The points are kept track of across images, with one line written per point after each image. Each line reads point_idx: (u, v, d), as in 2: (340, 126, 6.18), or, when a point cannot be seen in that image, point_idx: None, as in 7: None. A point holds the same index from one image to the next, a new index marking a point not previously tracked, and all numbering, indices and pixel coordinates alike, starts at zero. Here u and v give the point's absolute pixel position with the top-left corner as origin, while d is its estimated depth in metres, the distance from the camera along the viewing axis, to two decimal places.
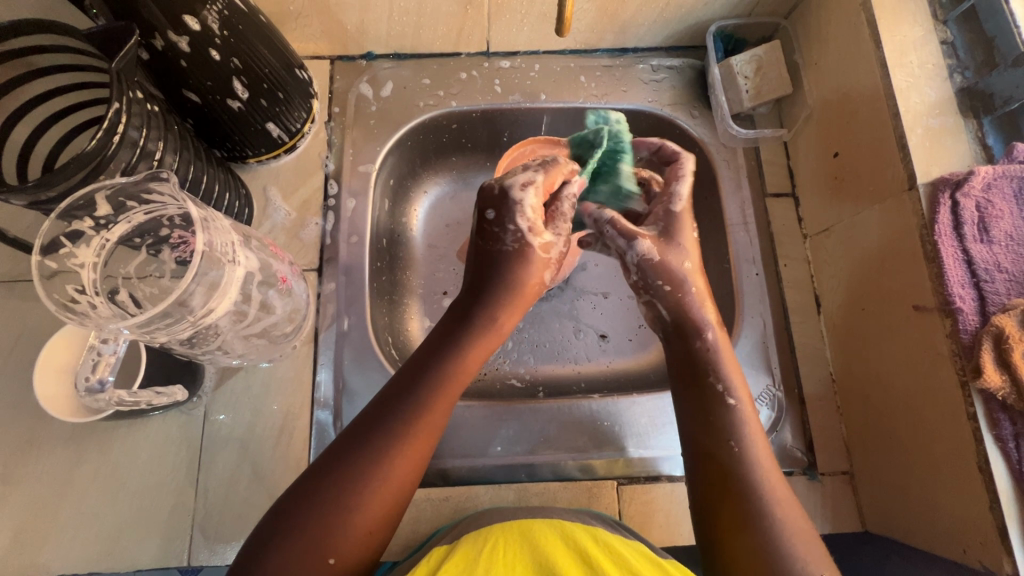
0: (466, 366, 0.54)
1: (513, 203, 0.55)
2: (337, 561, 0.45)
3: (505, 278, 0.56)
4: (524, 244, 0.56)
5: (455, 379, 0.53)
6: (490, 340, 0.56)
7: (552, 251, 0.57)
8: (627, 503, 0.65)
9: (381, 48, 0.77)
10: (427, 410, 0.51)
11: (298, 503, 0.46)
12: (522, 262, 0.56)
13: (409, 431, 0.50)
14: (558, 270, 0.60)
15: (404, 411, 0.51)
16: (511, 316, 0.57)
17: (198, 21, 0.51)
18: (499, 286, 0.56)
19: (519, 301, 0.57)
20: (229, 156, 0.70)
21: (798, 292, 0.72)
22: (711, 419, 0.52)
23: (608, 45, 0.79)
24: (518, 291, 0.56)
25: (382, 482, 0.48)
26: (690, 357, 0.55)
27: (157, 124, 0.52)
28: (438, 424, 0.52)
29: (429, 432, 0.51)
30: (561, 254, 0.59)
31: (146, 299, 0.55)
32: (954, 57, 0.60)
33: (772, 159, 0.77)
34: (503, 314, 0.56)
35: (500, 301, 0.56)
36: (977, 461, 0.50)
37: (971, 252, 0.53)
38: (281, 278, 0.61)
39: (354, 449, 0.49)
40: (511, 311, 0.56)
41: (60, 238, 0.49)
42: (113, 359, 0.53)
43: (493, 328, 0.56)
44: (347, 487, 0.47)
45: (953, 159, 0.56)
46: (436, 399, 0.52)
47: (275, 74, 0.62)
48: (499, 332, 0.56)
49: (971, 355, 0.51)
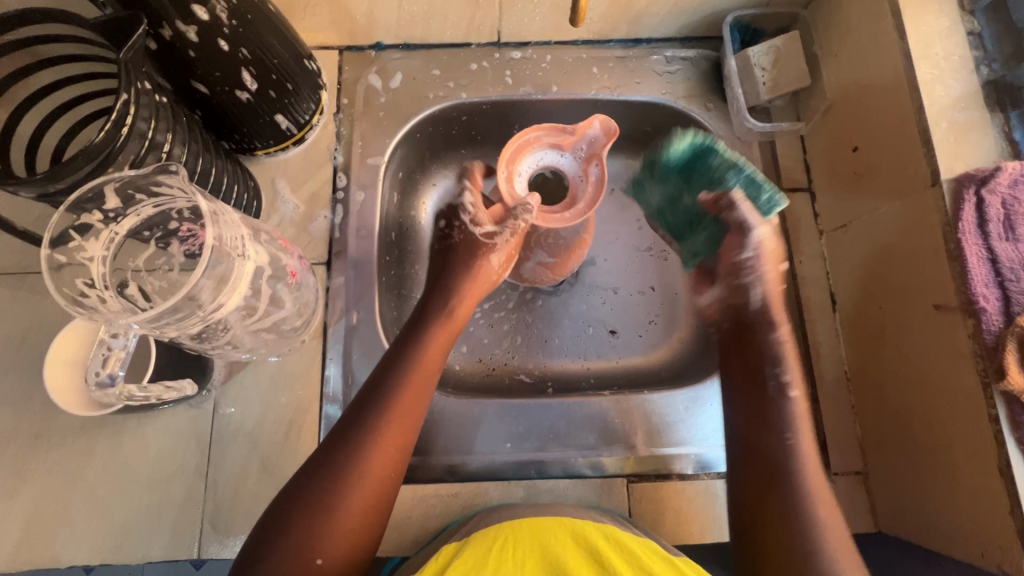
0: (431, 355, 0.58)
1: (457, 208, 0.68)
2: (324, 562, 0.46)
3: (459, 266, 0.65)
4: (470, 236, 0.66)
5: (423, 365, 0.56)
6: (449, 326, 0.61)
7: (494, 239, 0.65)
8: (638, 500, 0.65)
9: (391, 39, 0.76)
10: (404, 401, 0.54)
11: (311, 495, 0.48)
12: (469, 251, 0.66)
13: (387, 422, 0.52)
14: (507, 258, 0.66)
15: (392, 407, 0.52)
16: (466, 301, 0.63)
17: (207, 10, 0.50)
18: (455, 273, 0.64)
19: (473, 286, 0.64)
20: (238, 148, 0.69)
21: (814, 289, 0.71)
22: (763, 412, 0.57)
23: (622, 36, 0.78)
24: (469, 274, 0.64)
25: (371, 478, 0.49)
26: (756, 349, 0.61)
27: (166, 115, 0.51)
28: (415, 412, 0.54)
29: (407, 417, 0.53)
30: (503, 242, 0.65)
31: (155, 293, 0.55)
32: (981, 49, 0.58)
33: (788, 153, 0.76)
34: (455, 303, 0.62)
35: (451, 289, 0.63)
36: (999, 465, 0.49)
37: (995, 250, 0.51)
38: (290, 272, 0.60)
39: (348, 447, 0.50)
40: (464, 298, 0.63)
41: (69, 231, 0.48)
42: (123, 354, 0.54)
43: (447, 318, 0.61)
44: (340, 485, 0.48)
45: (978, 154, 0.55)
46: (407, 389, 0.54)
47: (284, 64, 0.61)
48: (455, 317, 0.61)
49: (994, 355, 0.49)
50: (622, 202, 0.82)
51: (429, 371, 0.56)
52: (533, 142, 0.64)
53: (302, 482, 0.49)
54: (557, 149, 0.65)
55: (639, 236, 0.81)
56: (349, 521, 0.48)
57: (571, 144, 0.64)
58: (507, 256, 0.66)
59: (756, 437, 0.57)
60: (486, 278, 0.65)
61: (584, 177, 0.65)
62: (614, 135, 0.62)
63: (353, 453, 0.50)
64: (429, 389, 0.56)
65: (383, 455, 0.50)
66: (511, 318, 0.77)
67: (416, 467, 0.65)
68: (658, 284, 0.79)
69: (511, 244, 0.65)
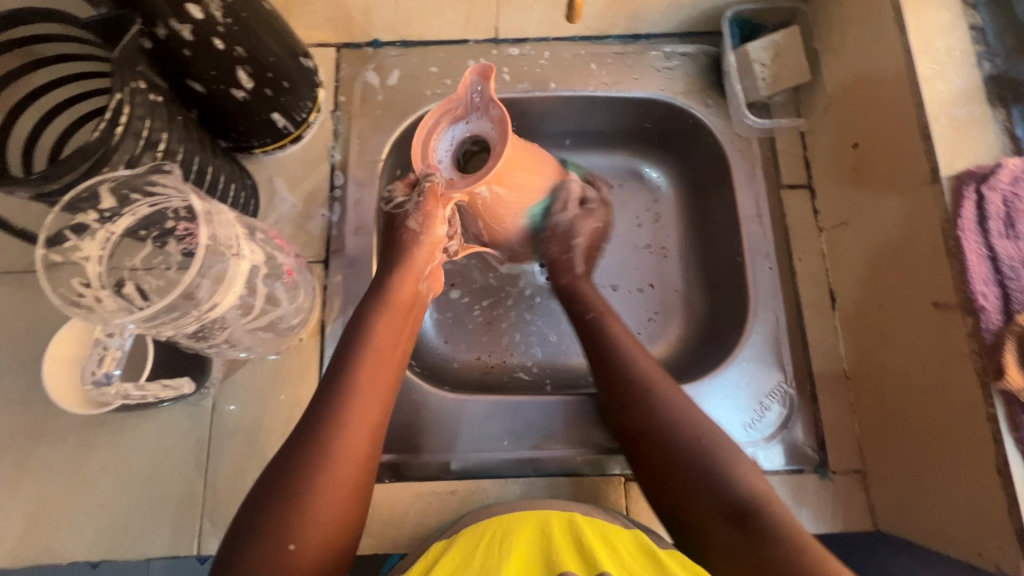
0: (381, 337, 0.56)
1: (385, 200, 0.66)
2: (296, 547, 0.45)
3: (394, 244, 0.62)
4: (391, 216, 0.63)
5: (381, 348, 0.56)
6: (394, 304, 0.59)
7: (405, 206, 0.61)
8: (634, 498, 0.65)
9: (388, 36, 0.76)
10: (365, 387, 0.53)
11: (291, 492, 0.46)
12: (394, 227, 0.63)
13: (351, 411, 0.51)
14: (425, 219, 0.60)
15: (353, 401, 0.51)
16: (399, 275, 0.60)
17: (202, 9, 0.50)
18: (389, 251, 0.62)
19: (408, 259, 0.61)
20: (235, 147, 0.69)
21: (813, 287, 0.71)
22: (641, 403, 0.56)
23: (620, 31, 0.77)
24: (400, 246, 0.61)
25: (335, 465, 0.48)
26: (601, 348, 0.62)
27: (161, 114, 0.52)
28: (377, 403, 0.53)
29: (371, 401, 0.52)
30: (414, 207, 0.60)
31: (153, 291, 0.55)
32: (983, 43, 0.57)
33: (788, 150, 0.75)
34: (391, 279, 0.60)
35: (389, 265, 0.61)
36: (996, 465, 0.49)
37: (996, 247, 0.50)
38: (286, 272, 0.60)
39: (331, 441, 0.49)
40: (400, 272, 0.60)
41: (64, 231, 0.48)
42: (119, 353, 0.55)
43: (386, 294, 0.59)
44: (315, 483, 0.47)
45: (980, 151, 0.54)
46: (361, 376, 0.53)
47: (280, 62, 0.61)
48: (395, 294, 0.59)
49: (993, 355, 0.49)
50: (621, 200, 0.82)
51: (392, 360, 0.56)
52: (432, 123, 0.58)
53: (279, 474, 0.48)
54: (458, 119, 0.59)
55: (638, 234, 0.81)
56: (329, 508, 0.47)
57: (466, 107, 0.58)
58: (424, 216, 0.60)
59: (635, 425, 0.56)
60: (416, 246, 0.61)
61: (492, 124, 0.57)
62: (490, 73, 0.56)
63: (335, 447, 0.49)
64: (393, 378, 0.55)
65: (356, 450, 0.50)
66: (509, 316, 0.77)
67: (413, 465, 0.65)
68: (657, 282, 0.79)
69: (423, 206, 0.59)
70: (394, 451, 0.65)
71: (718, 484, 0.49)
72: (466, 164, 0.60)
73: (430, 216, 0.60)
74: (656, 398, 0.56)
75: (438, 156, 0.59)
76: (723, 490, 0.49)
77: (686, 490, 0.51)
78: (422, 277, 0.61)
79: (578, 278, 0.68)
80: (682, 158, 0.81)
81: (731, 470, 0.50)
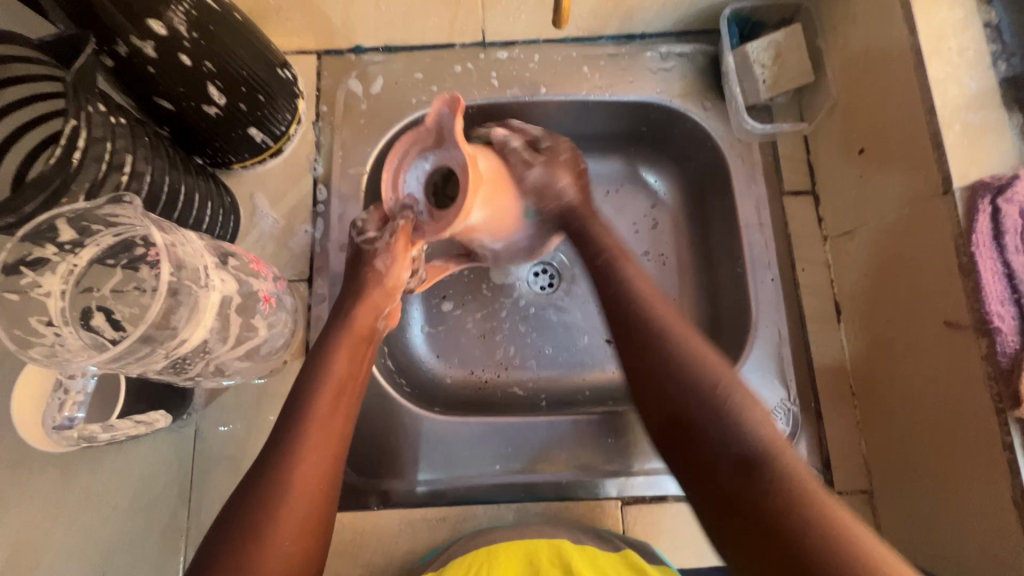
0: (342, 368, 0.54)
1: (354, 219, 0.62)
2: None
3: (354, 276, 0.60)
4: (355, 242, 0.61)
5: (336, 391, 0.52)
6: (355, 335, 0.56)
7: (376, 242, 0.59)
8: (632, 522, 0.62)
9: (371, 42, 0.73)
10: (324, 414, 0.51)
11: (263, 534, 0.44)
12: (359, 257, 0.60)
13: (311, 442, 0.49)
14: (391, 258, 0.59)
15: (301, 448, 0.48)
16: (362, 306, 0.58)
17: (164, 24, 0.48)
18: (350, 282, 0.60)
19: (366, 293, 0.58)
20: (212, 163, 0.67)
21: (818, 298, 0.68)
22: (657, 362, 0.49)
23: (614, 31, 0.74)
24: (360, 283, 0.59)
25: (298, 494, 0.46)
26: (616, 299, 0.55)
27: (123, 134, 0.49)
28: (334, 429, 0.51)
29: (328, 423, 0.50)
30: (384, 245, 0.59)
31: (124, 321, 0.49)
32: (998, 42, 0.53)
33: (791, 154, 0.72)
34: (354, 308, 0.57)
35: (352, 294, 0.58)
36: (1012, 496, 0.46)
37: (1012, 264, 0.47)
38: (263, 296, 0.58)
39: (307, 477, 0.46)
40: (360, 303, 0.58)
41: (21, 265, 0.44)
42: (83, 395, 0.50)
43: (350, 323, 0.57)
44: (261, 545, 0.44)
45: (995, 158, 0.50)
46: (323, 401, 0.51)
47: (254, 76, 0.58)
48: (357, 324, 0.57)
49: (1010, 379, 0.46)
50: (616, 206, 0.79)
51: (345, 406, 0.52)
52: (400, 156, 0.56)
53: (251, 513, 0.45)
54: (429, 150, 0.55)
55: (636, 240, 0.78)
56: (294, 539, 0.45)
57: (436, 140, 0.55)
58: (391, 257, 0.58)
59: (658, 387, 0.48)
60: (378, 283, 0.59)
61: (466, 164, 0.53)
62: (460, 106, 0.51)
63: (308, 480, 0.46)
64: (342, 425, 0.52)
65: (306, 498, 0.47)
66: (503, 328, 0.75)
67: (400, 490, 0.63)
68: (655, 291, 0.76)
69: (392, 246, 0.58)
70: (380, 476, 0.64)
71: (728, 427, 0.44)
72: (439, 197, 0.58)
73: (396, 258, 0.59)
74: (671, 345, 0.50)
75: (409, 188, 0.57)
76: (730, 438, 0.43)
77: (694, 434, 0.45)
78: (381, 315, 0.59)
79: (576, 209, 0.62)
80: (681, 162, 0.78)
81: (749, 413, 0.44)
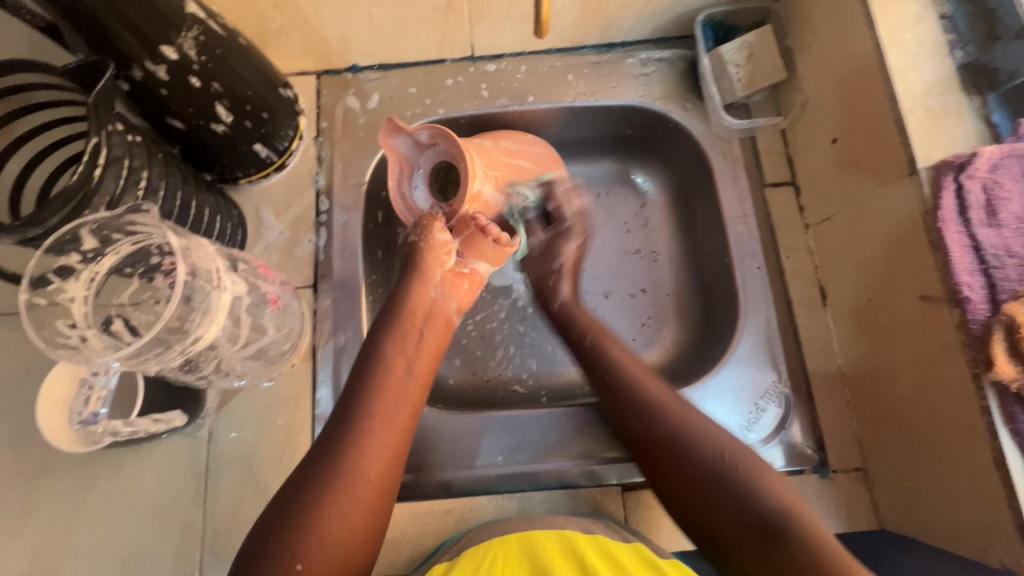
0: (399, 357, 0.56)
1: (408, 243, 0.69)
2: (304, 566, 0.44)
3: (405, 261, 0.62)
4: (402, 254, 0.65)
5: (395, 383, 0.55)
6: (411, 314, 0.59)
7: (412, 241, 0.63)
8: (633, 508, 0.65)
9: (366, 60, 0.77)
10: (385, 406, 0.53)
11: (278, 521, 0.46)
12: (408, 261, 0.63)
13: (362, 432, 0.51)
14: (424, 230, 0.61)
15: (356, 441, 0.50)
16: (418, 285, 0.60)
17: (175, 50, 0.52)
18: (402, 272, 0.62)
19: (422, 269, 0.61)
20: (220, 178, 0.70)
21: (804, 285, 0.70)
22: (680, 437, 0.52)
23: (596, 41, 0.78)
24: (410, 261, 0.62)
25: (352, 483, 0.48)
26: (621, 391, 0.58)
27: (139, 152, 0.53)
28: (398, 425, 0.53)
29: (389, 417, 0.52)
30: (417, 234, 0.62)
31: (140, 326, 0.53)
32: (954, 32, 0.57)
33: (770, 148, 0.75)
34: (408, 292, 0.60)
35: (406, 279, 0.61)
36: (993, 457, 0.48)
37: (979, 237, 0.50)
38: (270, 299, 0.62)
39: (323, 467, 0.48)
40: (416, 282, 0.60)
41: (48, 274, 0.49)
42: (105, 392, 0.54)
43: (405, 309, 0.59)
44: (278, 533, 0.45)
45: (956, 140, 0.53)
46: (378, 398, 0.53)
47: (259, 94, 0.62)
48: (412, 310, 0.59)
49: (982, 346, 0.48)
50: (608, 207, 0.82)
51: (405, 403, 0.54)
52: (398, 185, 0.65)
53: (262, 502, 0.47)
54: (413, 171, 0.64)
55: (626, 239, 0.81)
56: (342, 529, 0.47)
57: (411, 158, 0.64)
58: (421, 227, 0.61)
59: (671, 469, 0.52)
60: (430, 255, 0.61)
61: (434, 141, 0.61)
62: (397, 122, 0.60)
63: (320, 471, 0.48)
64: (406, 424, 0.53)
65: (360, 488, 0.48)
66: (502, 329, 0.77)
67: (409, 485, 0.65)
68: (648, 286, 0.79)
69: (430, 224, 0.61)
70: None
71: (742, 498, 0.47)
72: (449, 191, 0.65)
73: (428, 226, 0.61)
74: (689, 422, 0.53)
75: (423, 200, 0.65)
76: (751, 505, 0.46)
77: (716, 493, 0.48)
78: (434, 285, 0.61)
79: (567, 304, 0.68)
80: (667, 161, 0.81)
81: (761, 484, 0.47)
